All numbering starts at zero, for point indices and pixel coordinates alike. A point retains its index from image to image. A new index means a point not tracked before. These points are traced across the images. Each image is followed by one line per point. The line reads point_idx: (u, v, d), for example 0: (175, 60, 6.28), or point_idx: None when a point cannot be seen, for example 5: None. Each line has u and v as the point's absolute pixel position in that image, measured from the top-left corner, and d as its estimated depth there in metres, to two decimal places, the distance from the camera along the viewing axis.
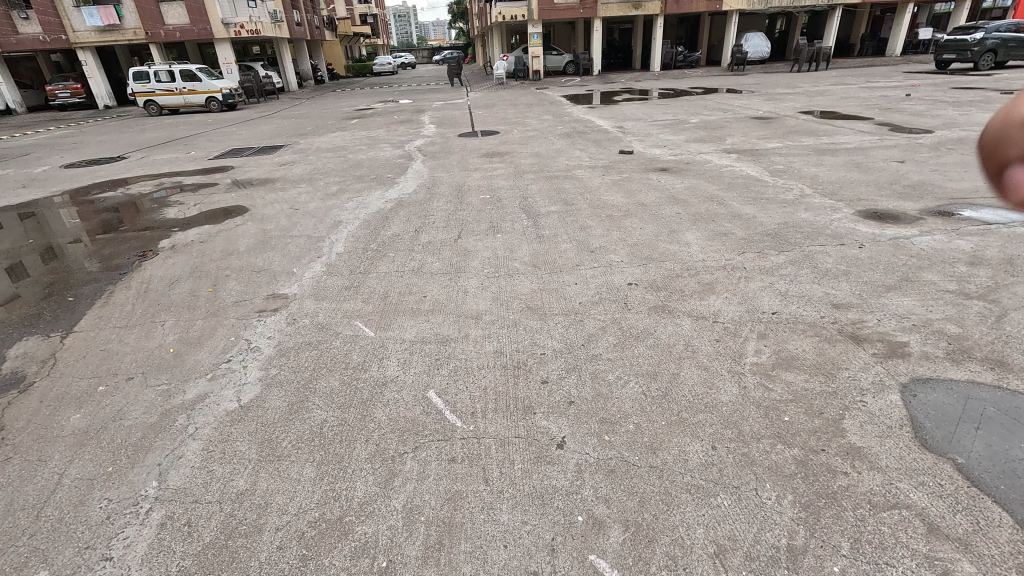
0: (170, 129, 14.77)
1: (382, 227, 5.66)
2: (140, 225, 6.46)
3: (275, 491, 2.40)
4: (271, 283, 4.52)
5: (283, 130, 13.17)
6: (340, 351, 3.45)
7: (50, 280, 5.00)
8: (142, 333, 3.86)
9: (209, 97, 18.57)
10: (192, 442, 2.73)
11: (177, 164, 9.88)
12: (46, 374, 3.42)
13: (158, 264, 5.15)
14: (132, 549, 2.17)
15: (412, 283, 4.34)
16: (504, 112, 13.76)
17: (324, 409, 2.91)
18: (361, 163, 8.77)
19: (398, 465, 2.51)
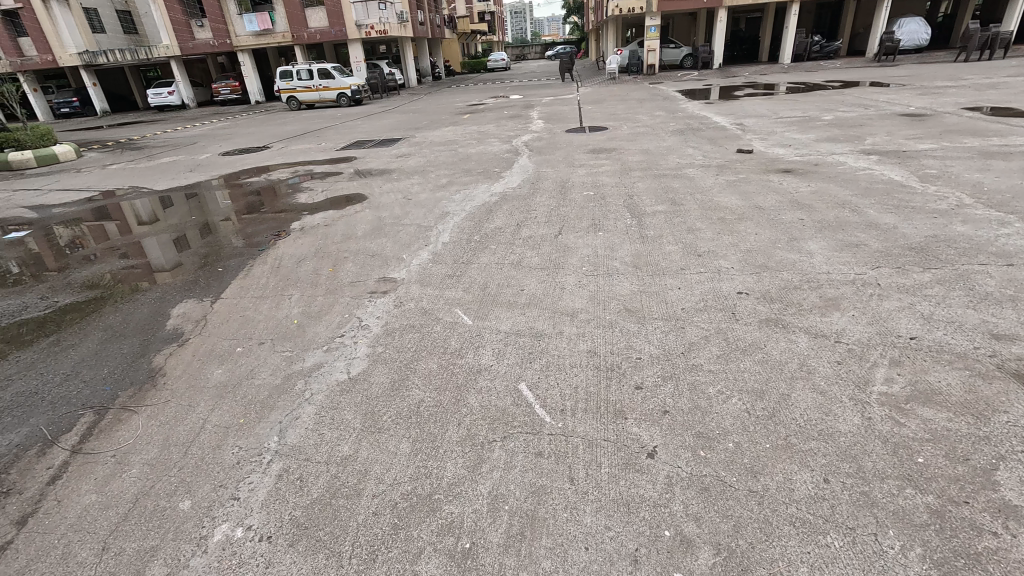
0: (307, 122, 16.46)
1: (486, 219, 5.83)
2: (278, 207, 7.28)
3: (374, 461, 2.59)
4: (383, 267, 4.85)
5: (402, 124, 14.08)
6: (440, 336, 3.62)
7: (206, 252, 5.81)
8: (273, 304, 4.34)
9: (340, 93, 20.34)
10: (307, 406, 3.03)
11: (310, 154, 10.97)
12: (197, 333, 3.98)
13: (290, 243, 5.76)
14: (254, 494, 2.46)
15: (511, 276, 4.42)
16: (614, 107, 13.47)
17: (422, 389, 3.08)
18: (470, 157, 9.08)
19: (486, 452, 2.58)
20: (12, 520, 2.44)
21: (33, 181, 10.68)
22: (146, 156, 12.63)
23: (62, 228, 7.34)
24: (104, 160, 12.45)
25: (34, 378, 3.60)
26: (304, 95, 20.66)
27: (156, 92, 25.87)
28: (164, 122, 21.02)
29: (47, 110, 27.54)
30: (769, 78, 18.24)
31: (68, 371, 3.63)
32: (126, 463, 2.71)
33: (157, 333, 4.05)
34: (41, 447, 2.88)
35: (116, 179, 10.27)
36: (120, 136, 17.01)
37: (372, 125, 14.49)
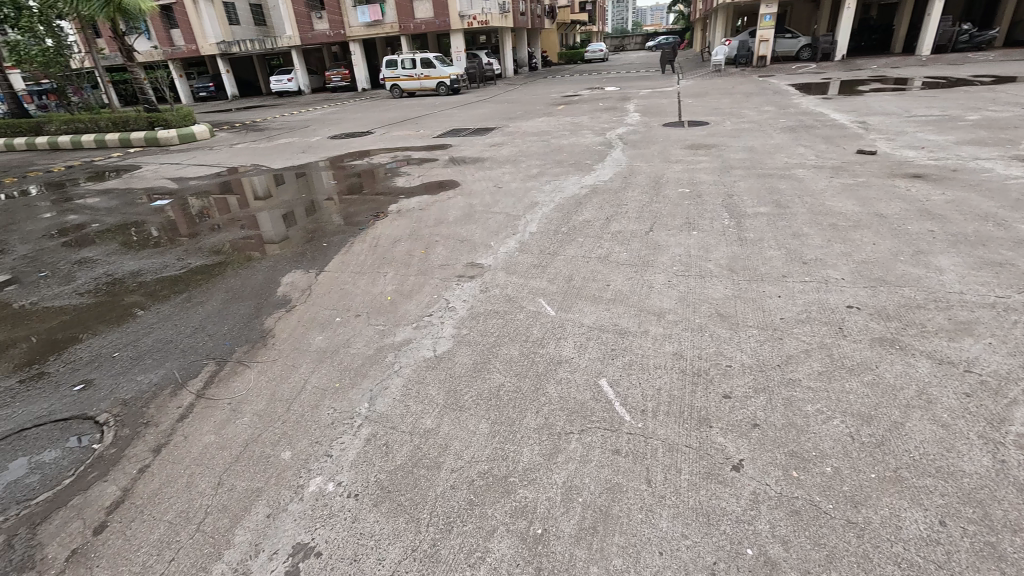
0: (408, 109, 17.24)
1: (575, 212, 5.79)
2: (377, 190, 7.72)
3: (454, 437, 2.69)
4: (471, 252, 4.99)
5: (497, 113, 14.31)
6: (523, 324, 3.67)
7: (313, 227, 6.31)
8: (370, 280, 4.63)
9: (440, 82, 21.04)
10: (395, 378, 3.21)
11: (409, 140, 11.49)
12: (302, 301, 4.35)
13: (387, 224, 6.09)
14: (345, 453, 2.65)
15: (597, 270, 4.36)
16: (718, 101, 12.77)
17: (503, 373, 3.15)
18: (562, 148, 9.03)
19: (563, 442, 2.59)
20: (150, 447, 2.82)
21: (176, 156, 12.13)
22: (267, 137, 13.87)
23: (196, 199, 8.28)
24: (233, 140, 13.84)
25: (170, 328, 4.13)
26: (406, 84, 21.64)
27: (278, 79, 28.26)
28: (283, 106, 22.96)
29: (189, 93, 31.06)
30: (902, 71, 16.34)
31: (197, 325, 4.12)
32: (239, 411, 3.04)
33: (269, 298, 4.47)
34: (173, 388, 3.30)
35: (241, 157, 11.41)
36: (246, 119, 18.84)
37: (468, 114, 14.87)
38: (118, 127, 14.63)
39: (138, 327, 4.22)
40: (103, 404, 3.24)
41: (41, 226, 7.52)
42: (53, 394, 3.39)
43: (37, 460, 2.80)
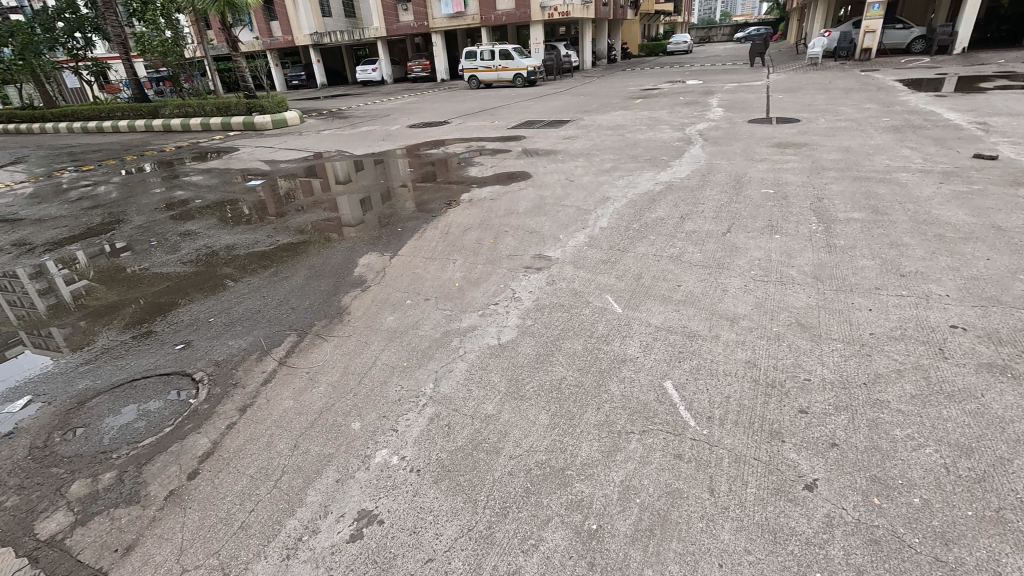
0: (484, 100, 17.46)
1: (648, 208, 5.64)
2: (451, 178, 7.91)
3: (514, 425, 2.73)
4: (540, 244, 5.00)
5: (572, 106, 14.16)
6: (588, 319, 3.63)
7: (389, 212, 6.58)
8: (440, 266, 4.76)
9: (517, 74, 21.11)
10: (460, 362, 3.29)
11: (484, 131, 11.65)
12: (376, 282, 4.55)
13: (458, 212, 6.23)
14: (409, 430, 2.77)
15: (668, 269, 4.23)
16: (811, 97, 11.91)
17: (565, 367, 3.15)
18: (638, 143, 8.80)
19: (623, 441, 2.55)
20: (237, 406, 3.08)
21: (269, 141, 13.03)
22: (351, 124, 14.56)
23: (285, 181, 8.86)
24: (320, 126, 14.65)
25: (258, 299, 4.47)
26: (484, 75, 21.92)
27: (363, 69, 29.52)
28: (366, 95, 24.00)
29: (283, 82, 33.18)
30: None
31: (281, 298, 4.43)
32: (316, 380, 3.25)
33: (346, 278, 4.72)
34: (259, 354, 3.58)
35: (327, 142, 12.07)
36: (332, 106, 19.88)
37: (543, 106, 14.82)
38: (221, 112, 15.90)
39: (231, 297, 4.60)
40: (199, 364, 3.57)
41: (154, 200, 8.37)
42: (159, 351, 3.79)
43: (144, 408, 3.14)
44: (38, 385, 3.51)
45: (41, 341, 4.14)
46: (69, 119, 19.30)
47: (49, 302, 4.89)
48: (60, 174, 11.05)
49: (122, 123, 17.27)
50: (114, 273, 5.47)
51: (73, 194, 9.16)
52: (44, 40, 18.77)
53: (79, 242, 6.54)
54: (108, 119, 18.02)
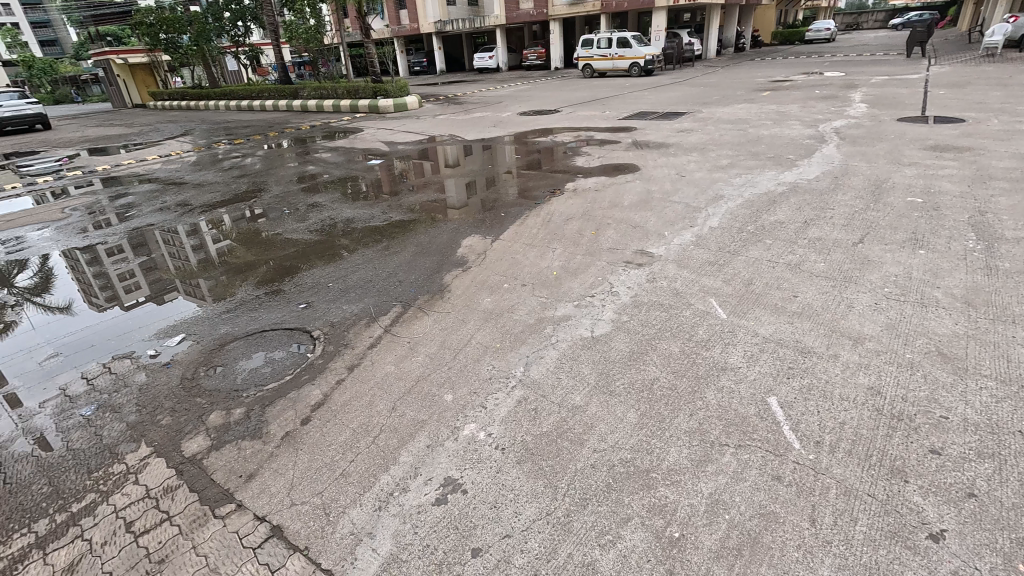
0: (597, 89, 17.16)
1: (766, 210, 5.23)
2: (556, 167, 7.90)
3: (601, 419, 2.70)
4: (643, 240, 4.84)
5: (691, 97, 13.44)
6: (688, 322, 3.46)
7: (494, 197, 6.74)
8: (540, 254, 4.80)
9: (634, 63, 20.44)
10: (551, 350, 3.32)
11: (595, 121, 11.46)
12: (477, 264, 4.71)
13: (561, 202, 6.22)
14: (497, 409, 2.85)
15: (784, 278, 3.90)
16: (984, 94, 10.21)
17: (659, 367, 3.05)
18: (762, 139, 8.15)
19: (716, 453, 2.43)
20: (345, 365, 3.37)
21: (390, 123, 13.88)
22: (465, 110, 15.05)
23: (401, 162, 9.41)
24: (436, 111, 15.33)
25: (370, 270, 4.83)
26: (599, 64, 21.53)
27: (480, 56, 30.27)
28: (481, 82, 24.63)
29: (406, 67, 35.08)
30: None
31: (389, 271, 4.75)
32: (415, 350, 3.46)
33: (449, 257, 4.93)
34: (367, 321, 3.88)
35: (441, 127, 12.61)
36: (449, 92, 20.69)
37: (659, 96, 14.23)
38: (350, 95, 17.20)
39: (347, 265, 5.01)
40: (316, 323, 3.95)
41: (289, 173, 9.33)
42: (285, 308, 4.25)
43: (269, 356, 3.55)
44: (190, 326, 4.09)
45: (194, 289, 4.82)
46: (227, 98, 22.03)
47: (202, 256, 5.67)
48: (218, 146, 12.66)
49: (268, 103, 19.35)
50: (253, 235, 6.20)
51: (226, 164, 10.47)
52: (214, 28, 21.50)
53: (228, 206, 7.48)
54: (257, 99, 20.29)
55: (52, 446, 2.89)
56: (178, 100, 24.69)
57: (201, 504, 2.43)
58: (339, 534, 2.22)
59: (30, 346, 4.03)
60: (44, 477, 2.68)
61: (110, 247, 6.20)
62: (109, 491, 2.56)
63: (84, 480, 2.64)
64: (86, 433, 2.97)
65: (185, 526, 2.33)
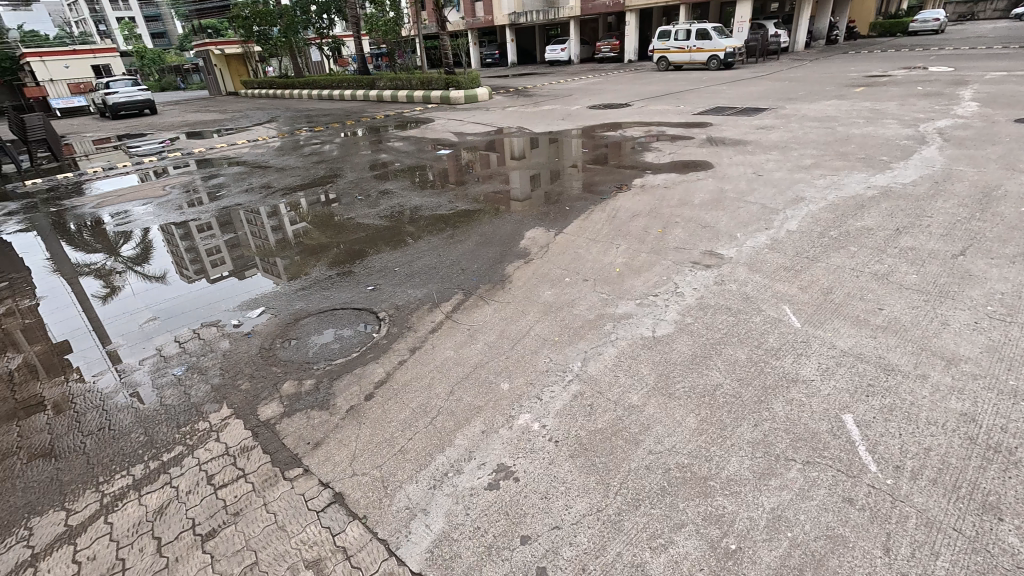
0: (672, 83, 16.57)
1: (852, 215, 4.86)
2: (624, 162, 7.74)
3: (659, 421, 2.64)
4: (712, 240, 4.66)
5: (774, 92, 12.69)
6: (758, 328, 3.30)
7: (559, 191, 6.71)
8: (603, 249, 4.74)
9: (713, 55, 19.55)
10: (610, 347, 3.28)
11: (668, 115, 11.09)
12: (539, 256, 4.72)
13: (628, 198, 6.09)
14: (552, 402, 2.86)
15: (868, 288, 3.62)
16: None
17: (723, 374, 2.93)
18: (851, 138, 7.58)
19: (781, 467, 2.31)
20: (407, 346, 3.50)
21: (460, 114, 14.11)
22: (534, 102, 15.06)
23: (469, 152, 9.56)
24: (506, 103, 15.41)
25: (434, 257, 4.96)
26: (675, 56, 20.78)
27: (552, 49, 30.04)
28: (551, 74, 24.47)
29: (478, 59, 35.51)
30: None
31: (453, 259, 4.86)
32: (474, 338, 3.52)
33: (512, 248, 4.97)
34: (430, 306, 3.99)
35: (510, 118, 12.66)
36: (520, 84, 20.72)
37: (738, 91, 13.53)
38: (424, 86, 17.65)
39: (413, 251, 5.18)
40: (382, 304, 4.12)
41: (363, 160, 9.73)
42: (354, 288, 4.46)
43: (338, 333, 3.75)
44: (268, 300, 4.40)
45: (273, 266, 5.16)
46: (310, 87, 23.28)
47: (282, 236, 6.04)
48: (299, 132, 13.40)
49: (347, 92, 20.24)
50: (328, 219, 6.53)
51: (306, 150, 11.08)
52: (302, 21, 22.71)
53: (306, 190, 7.92)
54: (337, 89, 21.27)
55: (148, 400, 3.21)
56: (267, 89, 26.35)
57: (272, 465, 2.62)
58: (395, 507, 2.32)
59: (133, 309, 4.48)
60: (140, 427, 2.98)
61: (201, 223, 6.74)
62: (194, 445, 2.81)
63: (174, 433, 2.91)
64: (177, 390, 3.27)
65: (258, 484, 2.52)
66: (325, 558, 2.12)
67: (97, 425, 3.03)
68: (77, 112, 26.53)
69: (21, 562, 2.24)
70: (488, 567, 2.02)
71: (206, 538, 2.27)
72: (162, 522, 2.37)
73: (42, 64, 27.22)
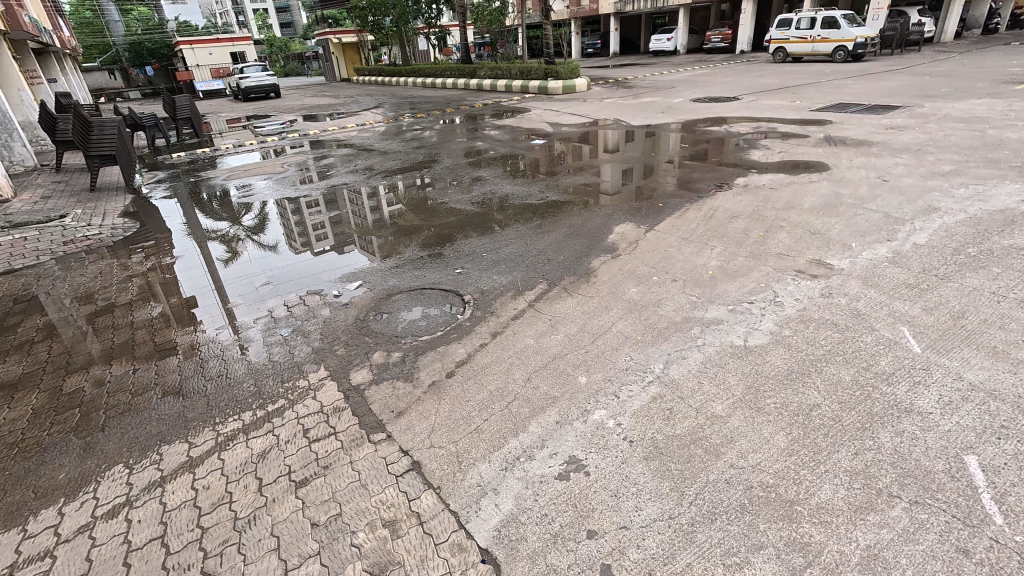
0: (789, 76, 15.30)
1: (999, 232, 4.24)
2: (727, 160, 7.31)
3: (744, 435, 2.50)
4: (822, 249, 4.28)
5: (911, 88, 11.32)
6: (868, 349, 3.00)
7: (653, 186, 6.49)
8: (696, 250, 4.52)
9: (840, 46, 17.80)
10: (696, 352, 3.14)
11: (781, 111, 10.30)
12: (627, 252, 4.61)
13: (728, 198, 5.76)
14: (630, 401, 2.80)
15: (1011, 317, 3.15)
16: None
17: (823, 394, 2.70)
18: (1005, 143, 6.57)
19: (882, 503, 2.10)
20: (489, 330, 3.59)
21: (557, 104, 14.05)
22: (634, 94, 14.59)
23: (562, 144, 9.50)
24: (605, 94, 15.12)
25: (522, 245, 5.02)
26: (795, 47, 19.17)
27: (657, 39, 28.79)
28: (654, 65, 23.60)
29: (579, 49, 35.02)
30: None
31: (540, 249, 4.88)
32: (556, 328, 3.54)
33: (600, 242, 4.91)
34: (514, 293, 4.05)
35: (608, 110, 12.40)
36: (620, 75, 20.22)
37: (867, 86, 12.21)
38: (523, 76, 17.75)
39: (501, 239, 5.27)
40: (468, 288, 4.25)
41: (459, 147, 10.03)
42: (443, 270, 4.63)
43: (426, 311, 3.92)
44: (365, 274, 4.70)
45: (371, 243, 5.50)
46: (416, 75, 24.30)
47: (381, 217, 6.41)
48: (402, 118, 14.07)
49: (449, 81, 20.89)
50: (423, 202, 6.83)
51: (408, 136, 11.62)
52: (413, 11, 23.75)
53: (405, 174, 8.32)
54: (440, 77, 22.06)
55: (258, 355, 3.57)
56: (377, 76, 27.94)
57: (360, 428, 2.82)
58: (467, 483, 2.41)
59: (251, 273, 4.99)
60: (251, 379, 3.33)
61: (312, 200, 7.33)
62: (294, 400, 3.09)
63: (278, 387, 3.22)
64: (283, 349, 3.61)
65: (346, 443, 2.73)
66: (401, 520, 2.26)
67: (216, 372, 3.43)
68: (216, 95, 29.76)
69: (152, 482, 2.61)
70: (552, 555, 2.04)
71: (300, 485, 2.50)
72: (264, 465, 2.64)
73: (191, 51, 30.84)
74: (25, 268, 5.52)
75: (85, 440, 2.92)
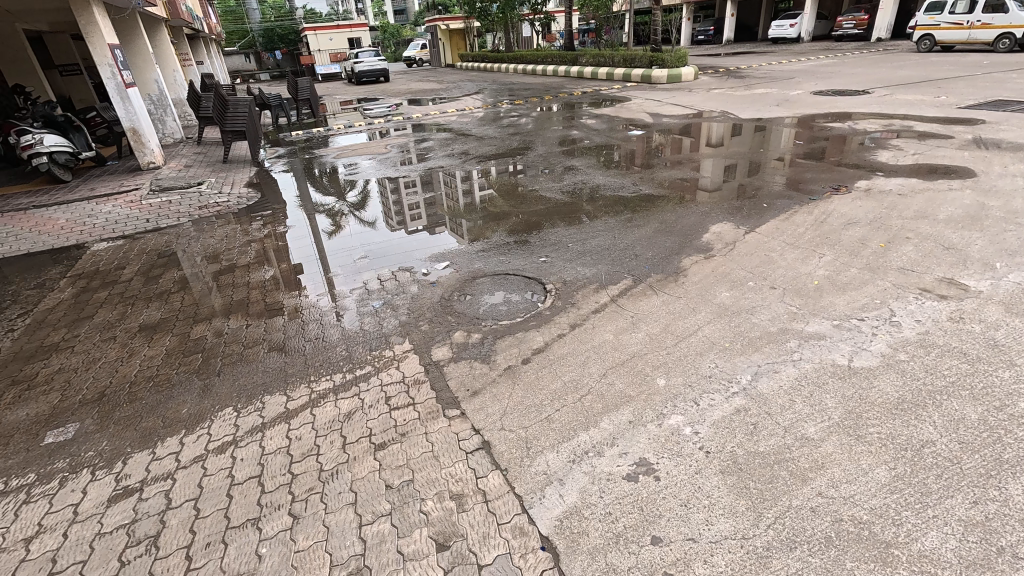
0: (936, 68, 13.49)
1: None
2: (847, 159, 6.63)
3: (838, 463, 2.29)
4: (956, 266, 3.76)
5: None
6: (1003, 386, 2.59)
7: (759, 185, 6.05)
8: (802, 257, 4.16)
9: (1004, 33, 15.36)
10: (791, 367, 2.91)
11: (920, 107, 9.12)
12: (722, 253, 4.35)
13: (846, 202, 5.22)
14: (710, 410, 2.67)
15: None
16: None
17: (938, 430, 2.39)
18: None
19: (1003, 563, 1.83)
20: (569, 321, 3.57)
21: (660, 94, 13.49)
22: (746, 85, 13.60)
23: (662, 135, 9.11)
24: (714, 84, 14.26)
25: (609, 238, 4.91)
26: (945, 34, 16.75)
27: (779, 25, 26.60)
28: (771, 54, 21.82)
29: (689, 35, 33.15)
30: None
31: (628, 243, 4.76)
32: (638, 325, 3.44)
33: (693, 240, 4.68)
34: (598, 287, 3.99)
35: (715, 101, 11.71)
36: (732, 64, 18.96)
37: None
38: (627, 64, 17.21)
39: (589, 230, 5.20)
40: (551, 277, 4.24)
41: (554, 135, 9.98)
42: (528, 258, 4.66)
43: (508, 297, 3.98)
44: (453, 256, 4.86)
45: (461, 226, 5.67)
46: (518, 62, 24.46)
47: (472, 201, 6.56)
48: (500, 105, 14.23)
49: (550, 68, 20.80)
50: (514, 188, 6.90)
51: (505, 122, 11.74)
52: None
53: (499, 160, 8.44)
54: (542, 64, 22.02)
55: (350, 323, 3.84)
56: (480, 62, 28.49)
57: (437, 402, 2.94)
58: (534, 470, 2.43)
59: (351, 246, 5.36)
60: (343, 344, 3.59)
61: (410, 180, 7.68)
62: (379, 368, 3.29)
63: (366, 355, 3.45)
64: (374, 320, 3.85)
65: (423, 415, 2.86)
66: (467, 496, 2.34)
67: (314, 334, 3.74)
68: (333, 78, 31.95)
69: (254, 426, 2.92)
70: (613, 555, 2.01)
71: (378, 448, 2.67)
72: (349, 425, 2.85)
73: (315, 37, 33.39)
74: (168, 228, 6.35)
75: (204, 382, 3.34)
